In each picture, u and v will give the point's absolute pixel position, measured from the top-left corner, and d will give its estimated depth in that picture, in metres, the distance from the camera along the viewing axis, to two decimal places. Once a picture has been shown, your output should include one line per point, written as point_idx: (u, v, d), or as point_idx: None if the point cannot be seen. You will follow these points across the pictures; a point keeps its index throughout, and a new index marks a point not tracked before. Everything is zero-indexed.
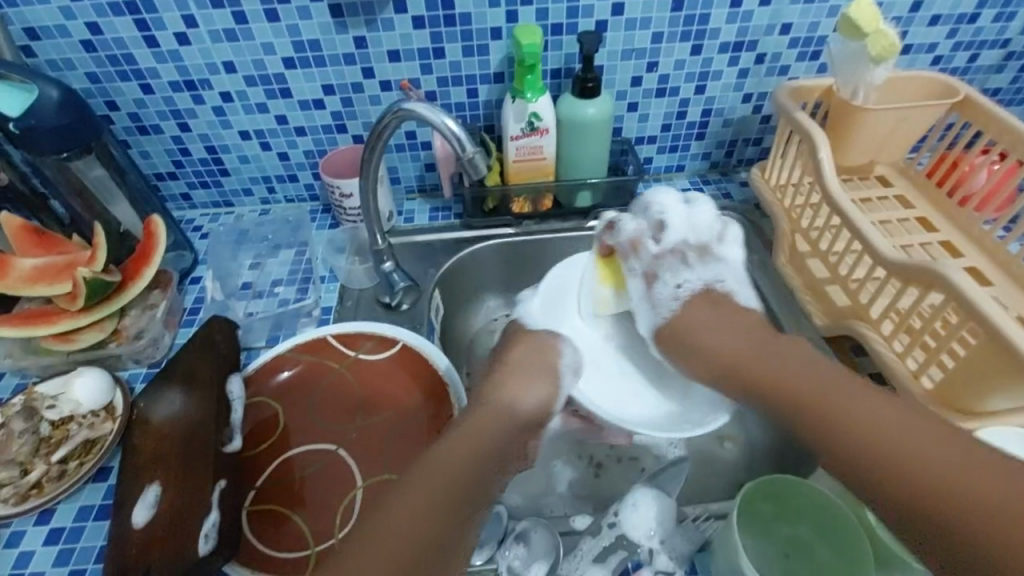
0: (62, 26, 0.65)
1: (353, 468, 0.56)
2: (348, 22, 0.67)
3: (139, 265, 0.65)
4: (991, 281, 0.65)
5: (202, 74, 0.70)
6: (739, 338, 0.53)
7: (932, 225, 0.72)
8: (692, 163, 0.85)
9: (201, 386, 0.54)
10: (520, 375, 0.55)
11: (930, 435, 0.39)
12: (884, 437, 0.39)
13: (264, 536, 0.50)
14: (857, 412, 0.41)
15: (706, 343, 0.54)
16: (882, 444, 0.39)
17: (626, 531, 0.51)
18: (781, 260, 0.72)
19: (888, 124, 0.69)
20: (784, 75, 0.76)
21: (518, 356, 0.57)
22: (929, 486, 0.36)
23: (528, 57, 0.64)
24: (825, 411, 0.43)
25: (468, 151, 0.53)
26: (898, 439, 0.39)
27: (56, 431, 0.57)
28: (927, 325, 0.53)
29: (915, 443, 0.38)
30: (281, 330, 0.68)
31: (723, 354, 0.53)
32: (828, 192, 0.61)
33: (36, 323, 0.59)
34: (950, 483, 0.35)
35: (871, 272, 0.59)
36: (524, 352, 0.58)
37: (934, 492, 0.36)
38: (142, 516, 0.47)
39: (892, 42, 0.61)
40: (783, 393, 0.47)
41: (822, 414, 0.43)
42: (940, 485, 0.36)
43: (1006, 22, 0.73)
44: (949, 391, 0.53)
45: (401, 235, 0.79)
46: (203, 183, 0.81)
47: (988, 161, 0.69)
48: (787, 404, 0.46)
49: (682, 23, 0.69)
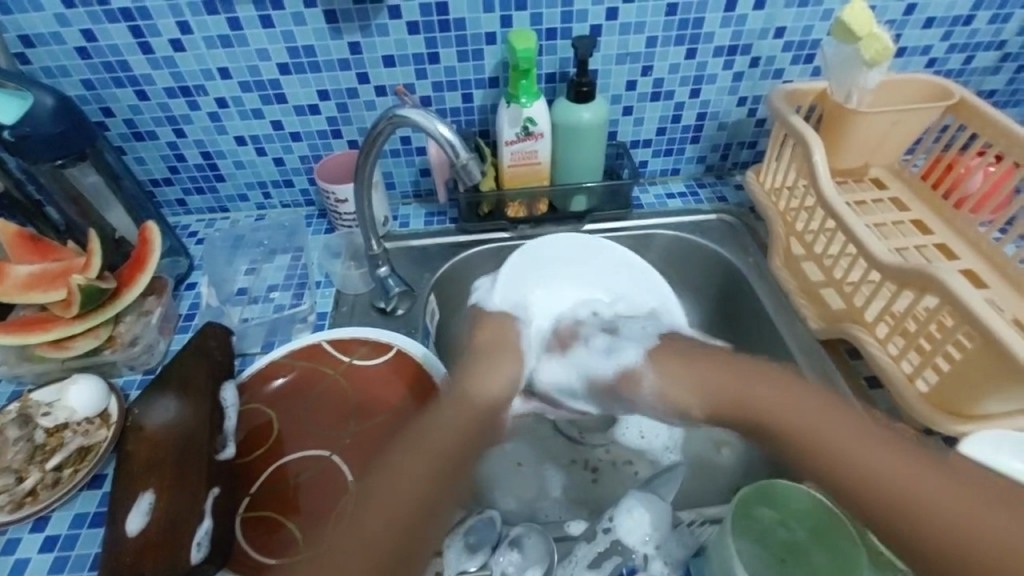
0: (56, 33, 0.65)
1: (347, 474, 0.56)
2: (342, 28, 0.67)
3: (134, 271, 0.65)
4: (987, 284, 0.65)
5: (198, 80, 0.70)
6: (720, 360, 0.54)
7: (928, 228, 0.72)
8: (688, 166, 0.85)
9: (196, 393, 0.54)
10: (493, 365, 0.57)
11: (912, 460, 0.41)
12: (857, 458, 0.42)
13: (257, 543, 0.51)
14: (831, 437, 0.44)
15: (694, 362, 0.55)
16: (874, 478, 0.41)
17: (621, 537, 0.51)
18: (776, 263, 0.72)
19: (882, 127, 0.70)
20: (779, 78, 0.76)
21: (488, 346, 0.59)
22: (905, 505, 0.39)
23: (522, 62, 0.64)
24: (797, 432, 0.46)
25: (462, 157, 0.53)
26: (872, 459, 0.42)
27: (51, 438, 0.57)
28: (922, 328, 0.53)
29: (909, 470, 0.40)
30: (276, 336, 0.68)
31: (706, 370, 0.54)
32: (823, 195, 0.61)
33: (31, 330, 0.59)
34: (923, 502, 0.38)
35: (866, 276, 0.59)
36: (491, 340, 0.60)
37: (907, 512, 0.39)
38: (136, 524, 0.47)
39: (885, 46, 0.61)
40: (766, 416, 0.48)
41: (801, 438, 0.46)
42: (912, 504, 0.39)
43: (1001, 25, 0.73)
44: (945, 394, 0.52)
45: (397, 239, 0.79)
46: (198, 189, 0.81)
47: (983, 163, 0.69)
48: (767, 423, 0.48)
49: (676, 27, 0.69)
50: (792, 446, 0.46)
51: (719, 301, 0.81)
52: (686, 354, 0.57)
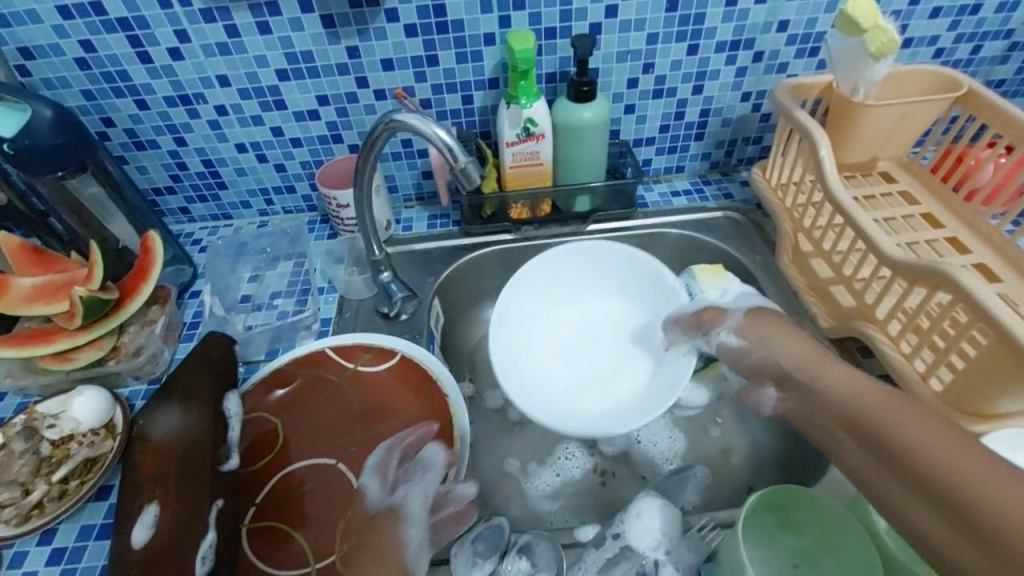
0: (56, 45, 0.65)
1: (351, 482, 0.55)
2: (340, 32, 0.66)
3: (136, 282, 0.65)
4: (1000, 277, 0.63)
5: (197, 88, 0.70)
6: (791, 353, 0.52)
7: (938, 221, 0.70)
8: (692, 164, 0.84)
9: (200, 402, 0.54)
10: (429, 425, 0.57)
11: (982, 458, 0.34)
12: (925, 443, 0.37)
13: (263, 553, 0.50)
14: (867, 405, 0.42)
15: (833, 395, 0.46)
16: (917, 447, 0.37)
17: (630, 542, 0.51)
18: (784, 261, 0.71)
19: (890, 121, 0.68)
20: (782, 72, 0.75)
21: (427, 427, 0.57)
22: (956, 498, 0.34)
23: (522, 63, 0.63)
24: (885, 425, 0.40)
25: (461, 161, 0.52)
26: (904, 427, 0.39)
27: (57, 450, 0.56)
28: (936, 324, 0.51)
29: (907, 419, 0.39)
30: (280, 343, 0.68)
31: (811, 391, 0.48)
32: (829, 189, 0.60)
33: (35, 343, 0.59)
34: (914, 448, 0.37)
35: (876, 271, 0.57)
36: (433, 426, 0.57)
37: (904, 465, 0.38)
38: (140, 537, 0.46)
39: (891, 38, 0.60)
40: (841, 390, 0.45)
41: (879, 432, 0.40)
42: (962, 500, 0.33)
43: (1009, 13, 0.72)
44: (963, 394, 0.51)
45: (399, 243, 0.79)
46: (201, 197, 0.81)
47: (994, 155, 0.68)
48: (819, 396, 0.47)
49: (678, 24, 0.69)
50: (862, 450, 0.42)
51: None
52: (811, 368, 0.49)
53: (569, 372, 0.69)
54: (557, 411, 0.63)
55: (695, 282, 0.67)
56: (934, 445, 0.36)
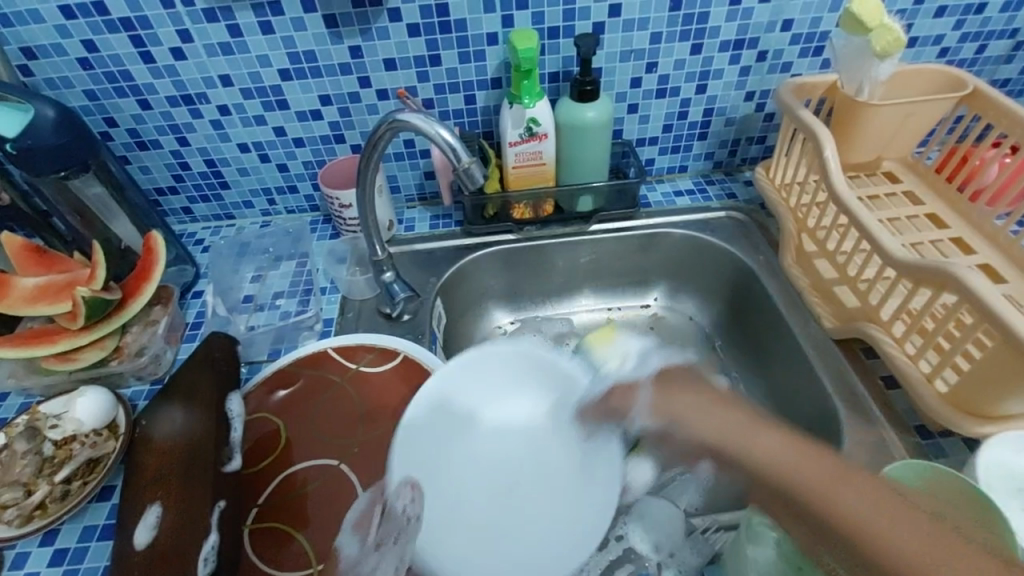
0: (59, 45, 0.65)
1: (354, 483, 0.55)
2: (343, 32, 0.66)
3: (138, 282, 0.65)
4: (1005, 278, 0.63)
5: (199, 88, 0.70)
6: (725, 433, 0.43)
7: (943, 221, 0.70)
8: (695, 164, 0.84)
9: (202, 402, 0.54)
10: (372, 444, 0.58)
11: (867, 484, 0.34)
12: (794, 471, 0.37)
13: (266, 555, 0.50)
14: (751, 442, 0.41)
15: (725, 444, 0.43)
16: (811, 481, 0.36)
17: (632, 544, 0.52)
18: (788, 261, 0.70)
19: (894, 120, 0.68)
20: (786, 72, 0.74)
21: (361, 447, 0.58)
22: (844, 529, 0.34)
23: (524, 63, 0.63)
24: (755, 451, 0.40)
25: (463, 161, 0.52)
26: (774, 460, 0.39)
27: (60, 450, 0.56)
28: (941, 326, 0.51)
29: (784, 448, 0.39)
30: (283, 344, 0.68)
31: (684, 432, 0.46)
32: (834, 189, 0.60)
33: (38, 343, 0.59)
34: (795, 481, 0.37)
35: (881, 272, 0.57)
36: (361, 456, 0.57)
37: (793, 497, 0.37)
38: (144, 537, 0.46)
39: (897, 38, 0.59)
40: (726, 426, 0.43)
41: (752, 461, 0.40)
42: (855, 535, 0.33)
43: (1014, 13, 0.72)
44: (969, 396, 0.50)
45: (402, 244, 0.79)
46: (203, 197, 0.81)
47: (999, 155, 0.67)
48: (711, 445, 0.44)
49: (681, 23, 0.68)
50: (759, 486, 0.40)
51: (731, 300, 0.80)
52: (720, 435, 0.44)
53: (494, 484, 0.55)
54: (490, 509, 0.53)
55: (589, 354, 0.59)
56: (804, 478, 0.37)
